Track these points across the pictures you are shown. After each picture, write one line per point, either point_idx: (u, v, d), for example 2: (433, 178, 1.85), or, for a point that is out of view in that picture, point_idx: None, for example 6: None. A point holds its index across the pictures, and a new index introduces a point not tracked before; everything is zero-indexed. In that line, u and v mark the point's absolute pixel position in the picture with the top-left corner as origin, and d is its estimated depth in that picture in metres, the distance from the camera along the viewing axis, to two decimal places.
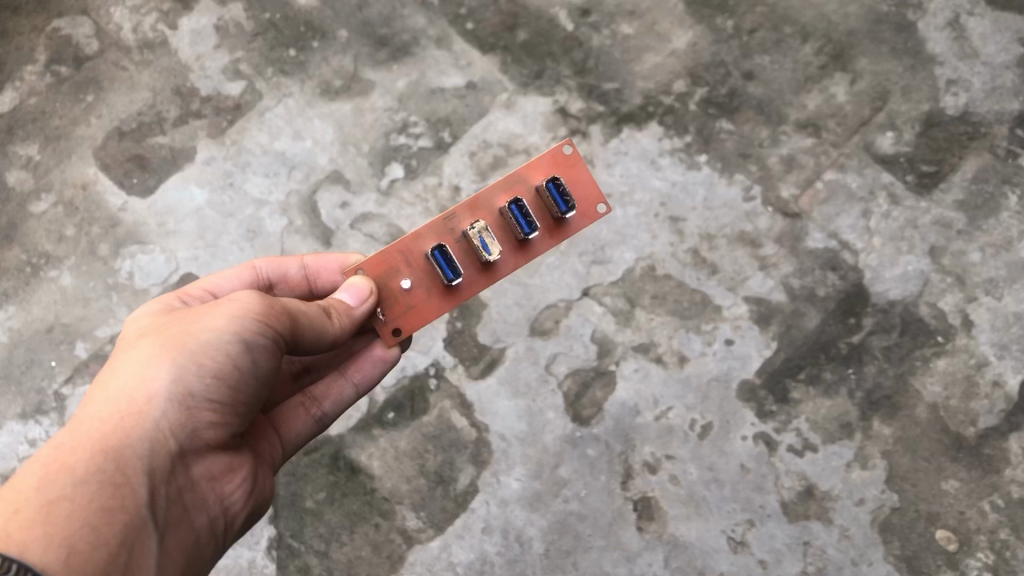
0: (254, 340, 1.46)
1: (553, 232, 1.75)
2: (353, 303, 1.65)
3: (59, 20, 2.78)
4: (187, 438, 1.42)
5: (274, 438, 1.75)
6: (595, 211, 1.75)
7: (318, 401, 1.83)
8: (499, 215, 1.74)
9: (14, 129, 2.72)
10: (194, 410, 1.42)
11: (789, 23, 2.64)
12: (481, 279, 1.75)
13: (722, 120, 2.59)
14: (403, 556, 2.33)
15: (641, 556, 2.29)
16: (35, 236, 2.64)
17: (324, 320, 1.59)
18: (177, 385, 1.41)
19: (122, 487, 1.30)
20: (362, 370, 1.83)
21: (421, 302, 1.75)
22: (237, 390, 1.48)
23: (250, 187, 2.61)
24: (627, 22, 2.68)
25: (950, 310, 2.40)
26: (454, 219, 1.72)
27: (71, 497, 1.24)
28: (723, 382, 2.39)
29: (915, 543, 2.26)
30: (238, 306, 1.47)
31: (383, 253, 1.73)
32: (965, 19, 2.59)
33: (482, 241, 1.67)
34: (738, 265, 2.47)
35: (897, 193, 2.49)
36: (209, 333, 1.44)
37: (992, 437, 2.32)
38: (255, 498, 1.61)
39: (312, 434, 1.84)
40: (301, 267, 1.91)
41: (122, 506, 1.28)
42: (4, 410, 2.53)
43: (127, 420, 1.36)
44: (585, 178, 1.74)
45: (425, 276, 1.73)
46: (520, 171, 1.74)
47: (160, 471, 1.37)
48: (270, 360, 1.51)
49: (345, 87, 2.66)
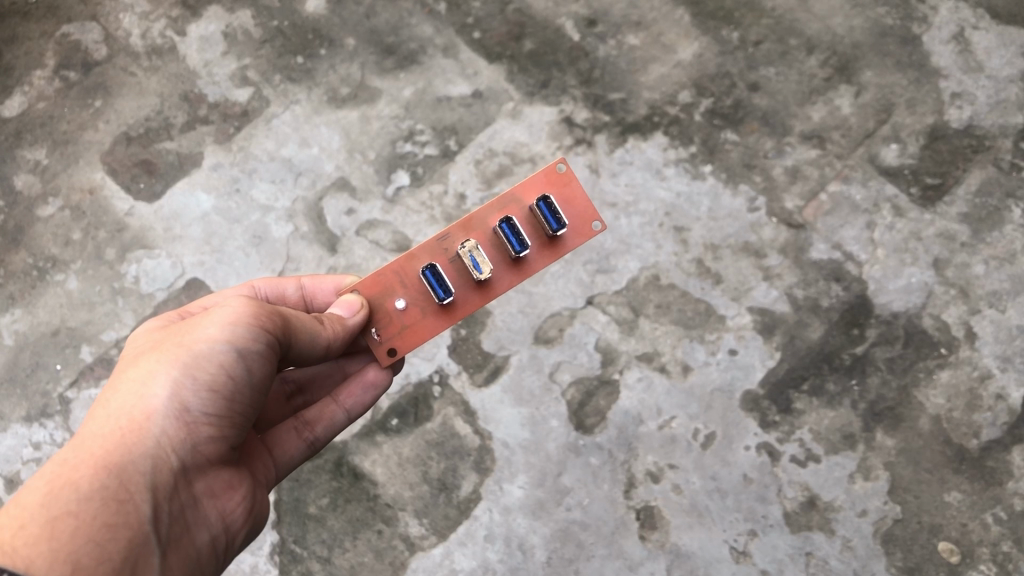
0: (248, 348, 1.47)
1: (547, 250, 1.75)
2: (346, 314, 1.67)
3: (69, 26, 2.80)
4: (188, 454, 1.43)
5: (267, 460, 1.74)
6: (590, 228, 1.75)
7: (310, 425, 1.81)
8: (492, 234, 1.75)
9: (22, 133, 2.74)
10: (192, 425, 1.43)
11: (795, 35, 2.66)
12: (475, 298, 1.76)
13: (727, 131, 2.60)
14: (404, 562, 2.34)
15: (644, 565, 2.29)
16: (42, 239, 2.65)
17: (316, 325, 1.61)
18: (175, 400, 1.42)
19: (125, 503, 1.32)
20: (353, 395, 1.83)
21: (417, 322, 1.75)
22: (233, 401, 1.48)
23: (257, 193, 2.62)
24: (633, 33, 2.70)
25: (953, 322, 2.40)
26: (448, 238, 1.75)
27: (75, 513, 1.27)
28: (725, 392, 2.39)
29: (917, 554, 2.27)
30: (231, 315, 1.49)
31: (378, 273, 1.74)
32: (970, 33, 2.60)
33: (472, 260, 1.69)
34: (742, 276, 2.48)
35: (902, 205, 2.50)
36: (203, 344, 1.45)
37: (995, 449, 2.33)
38: (255, 514, 1.60)
39: (303, 457, 1.83)
40: (298, 288, 1.92)
41: (126, 522, 1.30)
42: (9, 413, 2.54)
43: (128, 437, 1.38)
44: (580, 195, 1.75)
45: (419, 296, 1.75)
46: (514, 191, 1.75)
47: (162, 486, 1.39)
48: (265, 368, 1.52)
49: (353, 95, 2.68)
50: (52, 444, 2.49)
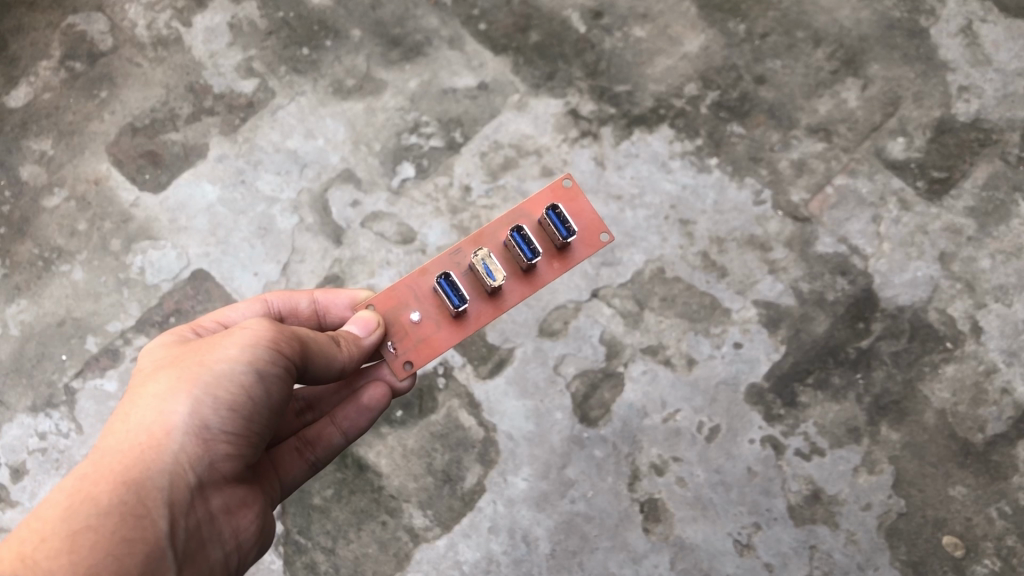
0: (267, 368, 1.48)
1: (557, 261, 1.76)
2: (361, 333, 1.67)
3: (75, 16, 2.81)
4: (205, 470, 1.44)
5: (274, 480, 1.75)
6: (598, 239, 1.78)
7: (311, 446, 1.82)
8: (503, 247, 1.77)
9: (29, 124, 2.74)
10: (210, 443, 1.44)
11: (802, 28, 2.65)
12: (488, 309, 1.76)
13: (733, 124, 2.59)
14: (409, 553, 2.34)
15: (647, 558, 2.29)
16: (47, 229, 2.66)
17: (332, 348, 1.60)
18: (193, 417, 1.43)
19: (143, 519, 1.34)
20: (348, 418, 1.82)
21: (431, 334, 1.75)
22: (250, 420, 1.49)
23: (262, 184, 2.62)
24: (639, 25, 2.69)
25: (959, 316, 2.40)
26: (460, 253, 1.76)
27: (95, 527, 1.30)
28: (730, 385, 2.40)
29: (921, 548, 2.26)
30: (250, 335, 1.49)
31: (392, 288, 1.76)
32: (978, 26, 2.60)
33: (485, 267, 1.68)
34: (748, 268, 2.47)
35: (908, 198, 2.49)
36: (222, 364, 1.46)
37: (999, 443, 2.32)
38: (266, 532, 1.62)
39: (307, 476, 1.84)
40: (311, 301, 1.91)
41: (143, 538, 1.33)
42: (15, 402, 2.55)
43: (146, 454, 1.39)
44: (587, 209, 1.78)
45: (433, 308, 1.76)
46: (522, 206, 1.78)
47: (179, 503, 1.40)
48: (282, 389, 1.52)
49: (358, 86, 2.68)
50: (58, 434, 2.50)
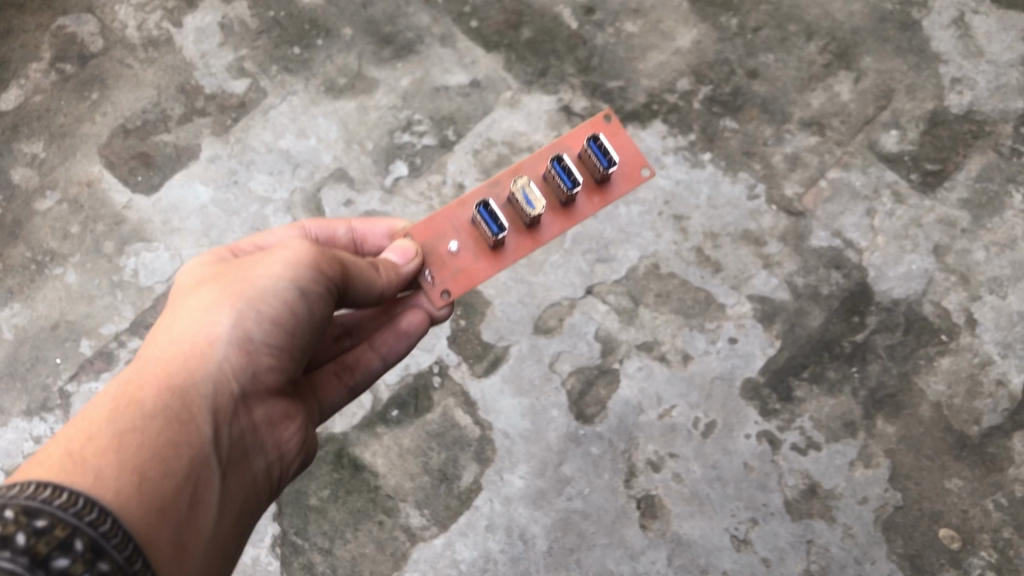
0: (310, 288, 1.48)
1: (595, 195, 1.78)
2: (399, 261, 1.69)
3: (65, 18, 2.81)
4: (248, 381, 1.45)
5: (313, 402, 1.75)
6: (638, 174, 1.78)
7: (350, 371, 1.82)
8: (543, 179, 1.78)
9: (19, 126, 2.73)
10: (253, 354, 1.45)
11: (793, 22, 2.66)
12: (526, 239, 1.77)
13: (726, 119, 2.59)
14: (406, 553, 2.32)
15: (645, 554, 2.28)
16: (39, 232, 2.65)
17: (371, 273, 1.62)
18: (237, 328, 1.43)
19: (188, 424, 1.33)
20: (387, 343, 1.81)
21: (469, 265, 1.77)
22: (293, 334, 1.50)
23: (254, 184, 2.61)
24: (631, 21, 2.70)
25: (953, 308, 2.40)
26: (499, 184, 1.78)
27: (141, 430, 1.28)
28: (725, 381, 2.39)
29: (918, 541, 2.26)
30: (293, 253, 1.49)
31: (430, 219, 1.78)
32: (970, 17, 2.63)
33: (526, 196, 1.70)
34: (742, 264, 2.47)
35: (902, 191, 2.49)
36: (266, 280, 1.46)
37: (995, 435, 2.32)
38: (306, 449, 1.63)
39: (345, 402, 1.85)
40: (349, 230, 1.91)
41: (189, 444, 1.31)
42: (9, 407, 2.53)
43: (191, 360, 1.39)
44: (627, 145, 1.80)
45: (472, 239, 1.77)
46: (561, 141, 1.80)
47: (224, 410, 1.40)
48: (323, 309, 1.53)
49: (350, 85, 2.67)
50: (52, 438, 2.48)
